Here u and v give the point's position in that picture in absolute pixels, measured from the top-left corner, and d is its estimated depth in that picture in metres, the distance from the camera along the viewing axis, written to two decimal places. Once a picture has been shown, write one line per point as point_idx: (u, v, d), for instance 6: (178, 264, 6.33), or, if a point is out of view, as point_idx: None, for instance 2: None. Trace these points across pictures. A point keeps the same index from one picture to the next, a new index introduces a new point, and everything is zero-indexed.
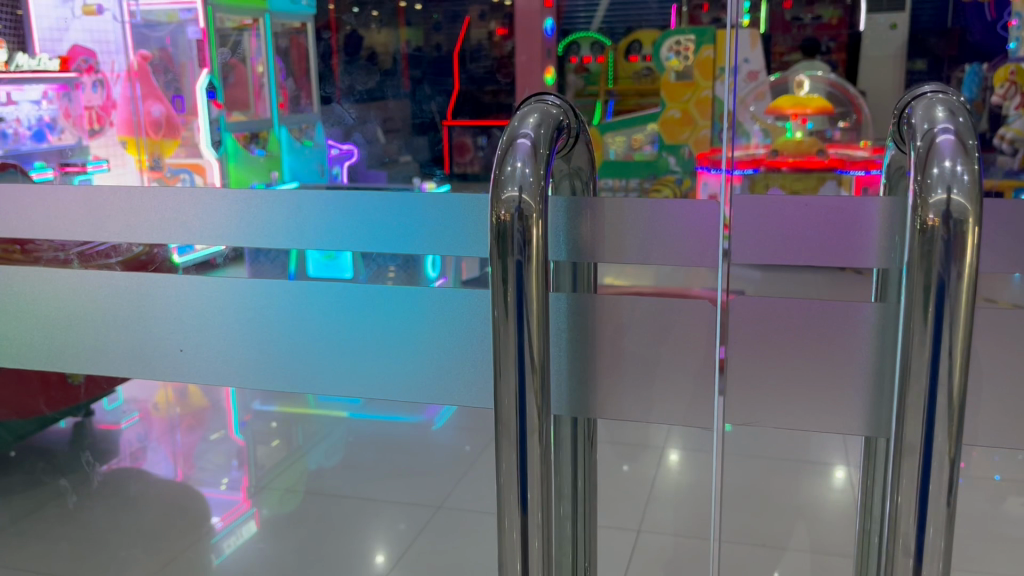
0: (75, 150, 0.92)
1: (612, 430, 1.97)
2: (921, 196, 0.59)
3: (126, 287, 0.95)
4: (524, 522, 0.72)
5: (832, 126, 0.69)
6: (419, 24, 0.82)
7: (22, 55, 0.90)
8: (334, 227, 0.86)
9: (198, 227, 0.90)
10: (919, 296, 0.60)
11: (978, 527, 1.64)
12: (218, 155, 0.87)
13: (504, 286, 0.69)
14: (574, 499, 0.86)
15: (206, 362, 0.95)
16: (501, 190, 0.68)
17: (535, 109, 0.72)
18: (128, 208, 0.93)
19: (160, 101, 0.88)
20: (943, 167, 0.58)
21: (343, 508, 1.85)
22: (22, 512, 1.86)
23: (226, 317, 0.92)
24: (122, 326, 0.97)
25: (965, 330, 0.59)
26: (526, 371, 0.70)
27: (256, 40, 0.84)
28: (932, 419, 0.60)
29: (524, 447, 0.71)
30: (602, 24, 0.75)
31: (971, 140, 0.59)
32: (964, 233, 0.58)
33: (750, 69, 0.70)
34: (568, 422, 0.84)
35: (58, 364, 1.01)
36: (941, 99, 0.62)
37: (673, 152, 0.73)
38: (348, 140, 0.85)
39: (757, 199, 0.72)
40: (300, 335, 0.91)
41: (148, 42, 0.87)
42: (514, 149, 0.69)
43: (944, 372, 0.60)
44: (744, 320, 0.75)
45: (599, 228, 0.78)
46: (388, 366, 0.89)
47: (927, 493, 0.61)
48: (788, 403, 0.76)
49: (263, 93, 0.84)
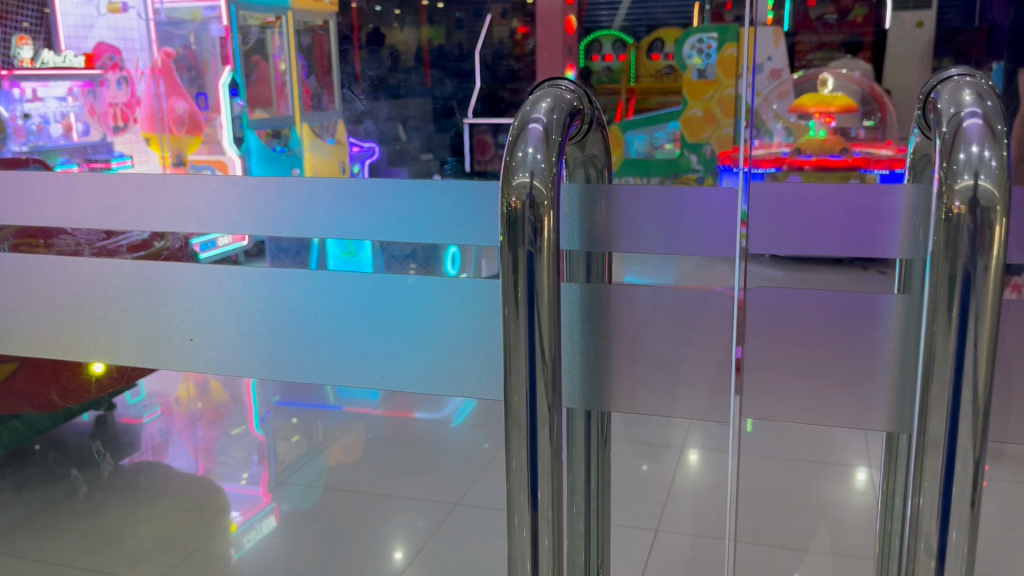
0: (100, 146, 0.93)
1: (632, 430, 1.96)
2: (947, 183, 0.58)
3: (138, 276, 0.96)
4: (536, 520, 0.72)
5: (857, 125, 0.68)
6: (441, 21, 0.82)
7: (48, 52, 0.92)
8: (347, 217, 0.86)
9: (208, 216, 0.91)
10: (943, 286, 0.59)
11: (1005, 529, 1.63)
12: (240, 152, 0.89)
13: (514, 276, 0.69)
14: (587, 496, 0.85)
15: (216, 353, 0.96)
16: (512, 176, 0.68)
17: (547, 95, 0.71)
18: (139, 196, 0.94)
19: (183, 99, 0.88)
20: (970, 153, 0.57)
21: (365, 505, 1.85)
22: (42, 505, 1.88)
23: (239, 309, 0.93)
24: (130, 315, 0.98)
25: (992, 320, 0.59)
26: (537, 363, 0.70)
27: (279, 38, 0.85)
28: (957, 410, 0.59)
29: (535, 441, 0.71)
30: (625, 21, 0.74)
31: (1000, 125, 0.58)
32: (992, 223, 0.57)
33: (773, 67, 0.69)
34: (582, 416, 0.84)
35: (66, 351, 1.02)
36: (968, 81, 0.61)
37: (695, 150, 0.73)
38: (369, 138, 0.85)
39: (779, 191, 0.71)
40: (314, 328, 0.91)
41: (172, 40, 0.88)
42: (526, 134, 0.69)
43: (970, 365, 0.59)
44: (763, 314, 0.74)
45: (613, 213, 0.78)
46: (400, 361, 0.89)
47: (951, 487, 0.60)
48: (817, 395, 0.75)
49: (286, 91, 0.85)
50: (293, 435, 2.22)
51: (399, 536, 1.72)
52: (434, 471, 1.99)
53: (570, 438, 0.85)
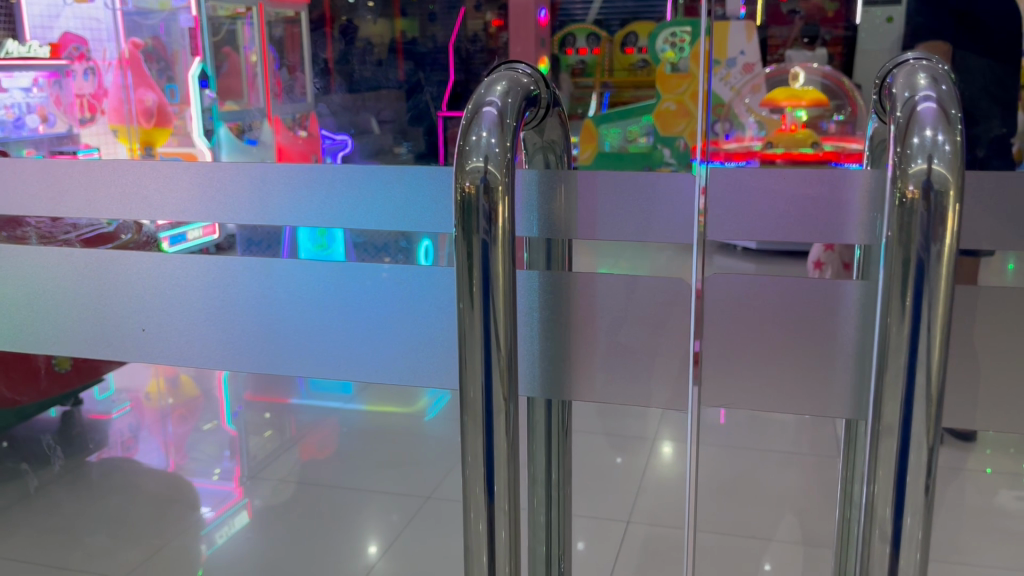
0: (67, 138, 0.92)
1: (605, 421, 1.97)
2: (901, 167, 0.59)
3: (85, 263, 0.95)
4: (492, 514, 0.72)
5: (827, 119, 0.69)
6: (415, 14, 0.81)
7: (12, 42, 0.89)
8: (301, 203, 0.86)
9: (160, 204, 0.90)
10: (897, 270, 0.60)
11: (969, 520, 1.66)
12: (211, 144, 0.88)
13: (468, 264, 0.69)
14: (548, 485, 0.86)
15: (166, 342, 0.95)
16: (466, 161, 0.67)
17: (503, 78, 0.71)
18: (86, 182, 0.92)
19: (152, 90, 0.87)
20: (924, 137, 0.58)
21: (337, 500, 1.85)
22: (7, 502, 1.85)
23: (191, 297, 0.92)
24: (77, 303, 0.97)
25: (944, 307, 0.59)
26: (491, 351, 0.70)
27: (250, 29, 0.84)
28: (909, 396, 0.60)
29: (490, 430, 0.71)
30: (599, 15, 0.74)
31: (954, 109, 0.59)
32: (945, 208, 0.58)
33: (745, 61, 0.70)
34: (543, 403, 0.85)
35: (15, 342, 1.01)
36: (923, 65, 0.62)
37: (669, 144, 0.74)
38: (341, 131, 0.84)
39: (735, 180, 0.72)
40: (269, 318, 0.91)
41: (140, 30, 0.86)
42: (480, 117, 0.68)
43: (923, 353, 0.60)
44: (721, 301, 0.75)
45: (572, 200, 0.78)
46: (355, 350, 0.89)
47: (905, 473, 0.61)
48: (779, 384, 0.76)
49: (257, 83, 0.85)
50: (267, 430, 2.20)
51: (371, 529, 1.72)
52: (407, 464, 1.98)
53: (531, 427, 0.86)
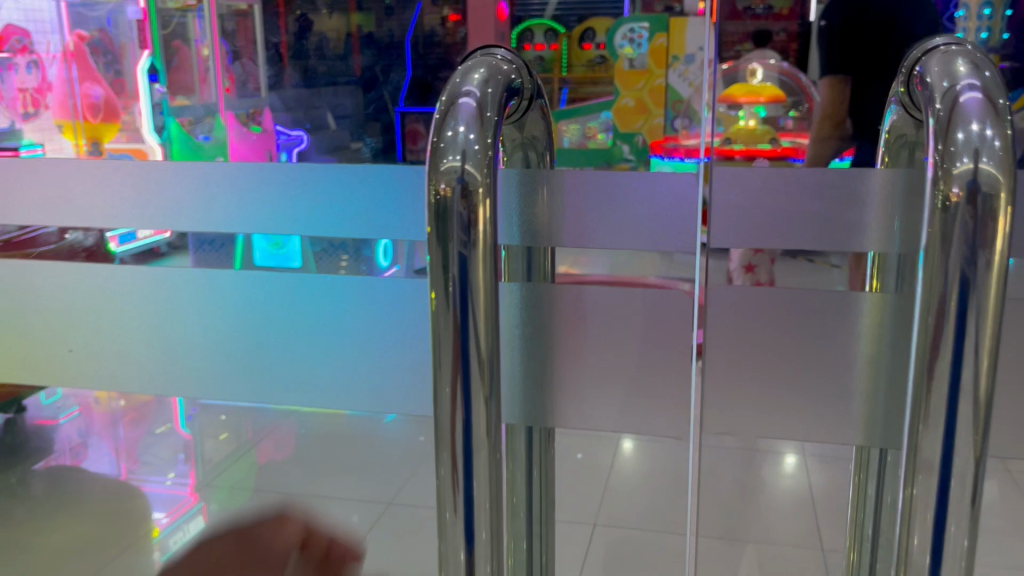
0: (8, 133, 0.90)
1: None
2: (944, 167, 0.55)
3: (25, 266, 0.94)
4: (471, 546, 0.70)
5: (784, 115, 0.69)
6: (371, 8, 0.80)
7: None
8: (266, 199, 0.85)
9: (106, 205, 0.90)
10: (940, 285, 0.56)
11: None
12: (161, 140, 0.86)
13: (445, 274, 0.67)
14: (528, 518, 0.87)
15: (114, 345, 0.94)
16: (440, 159, 0.65)
17: (482, 67, 0.70)
18: (25, 179, 0.92)
19: (99, 84, 0.85)
20: (970, 131, 0.55)
21: None
22: None
23: (139, 301, 0.92)
24: (19, 309, 0.96)
25: (993, 322, 0.56)
26: (471, 363, 0.67)
27: (200, 21, 0.82)
28: (954, 420, 0.57)
29: (470, 449, 0.69)
30: (557, 11, 0.74)
31: (999, 100, 0.56)
32: (996, 211, 0.54)
33: (703, 57, 0.70)
34: (523, 432, 0.86)
35: None
36: (960, 52, 0.60)
37: (628, 140, 0.74)
38: (297, 126, 0.83)
39: (705, 184, 0.72)
40: (227, 321, 0.90)
41: (85, 23, 0.84)
42: (457, 110, 0.66)
43: (968, 375, 0.56)
44: (725, 311, 0.75)
45: (557, 204, 0.78)
46: (314, 354, 0.88)
47: (947, 498, 0.57)
48: (759, 392, 0.76)
49: (209, 77, 0.82)
50: None
51: None
52: None
53: (512, 455, 0.86)
